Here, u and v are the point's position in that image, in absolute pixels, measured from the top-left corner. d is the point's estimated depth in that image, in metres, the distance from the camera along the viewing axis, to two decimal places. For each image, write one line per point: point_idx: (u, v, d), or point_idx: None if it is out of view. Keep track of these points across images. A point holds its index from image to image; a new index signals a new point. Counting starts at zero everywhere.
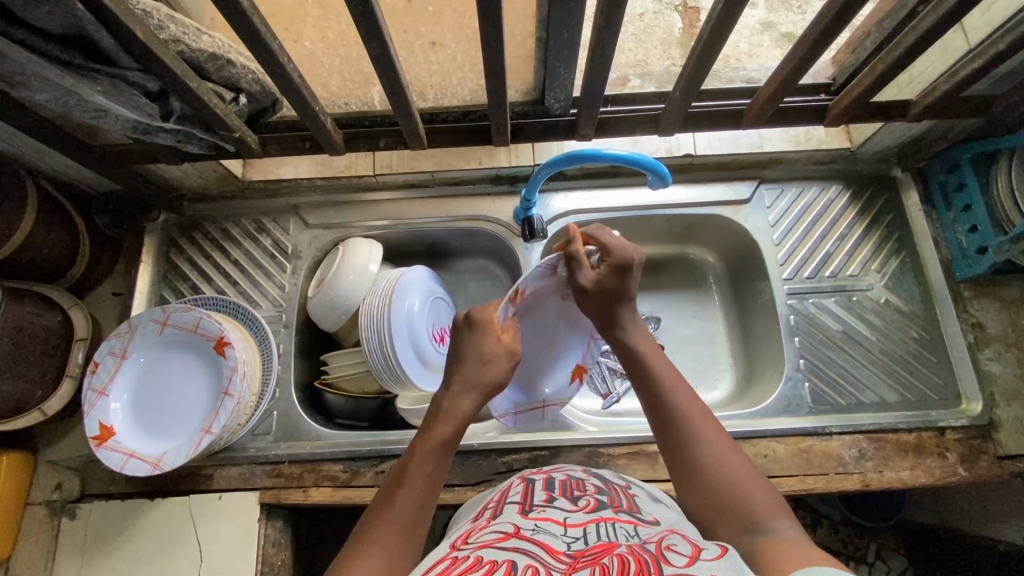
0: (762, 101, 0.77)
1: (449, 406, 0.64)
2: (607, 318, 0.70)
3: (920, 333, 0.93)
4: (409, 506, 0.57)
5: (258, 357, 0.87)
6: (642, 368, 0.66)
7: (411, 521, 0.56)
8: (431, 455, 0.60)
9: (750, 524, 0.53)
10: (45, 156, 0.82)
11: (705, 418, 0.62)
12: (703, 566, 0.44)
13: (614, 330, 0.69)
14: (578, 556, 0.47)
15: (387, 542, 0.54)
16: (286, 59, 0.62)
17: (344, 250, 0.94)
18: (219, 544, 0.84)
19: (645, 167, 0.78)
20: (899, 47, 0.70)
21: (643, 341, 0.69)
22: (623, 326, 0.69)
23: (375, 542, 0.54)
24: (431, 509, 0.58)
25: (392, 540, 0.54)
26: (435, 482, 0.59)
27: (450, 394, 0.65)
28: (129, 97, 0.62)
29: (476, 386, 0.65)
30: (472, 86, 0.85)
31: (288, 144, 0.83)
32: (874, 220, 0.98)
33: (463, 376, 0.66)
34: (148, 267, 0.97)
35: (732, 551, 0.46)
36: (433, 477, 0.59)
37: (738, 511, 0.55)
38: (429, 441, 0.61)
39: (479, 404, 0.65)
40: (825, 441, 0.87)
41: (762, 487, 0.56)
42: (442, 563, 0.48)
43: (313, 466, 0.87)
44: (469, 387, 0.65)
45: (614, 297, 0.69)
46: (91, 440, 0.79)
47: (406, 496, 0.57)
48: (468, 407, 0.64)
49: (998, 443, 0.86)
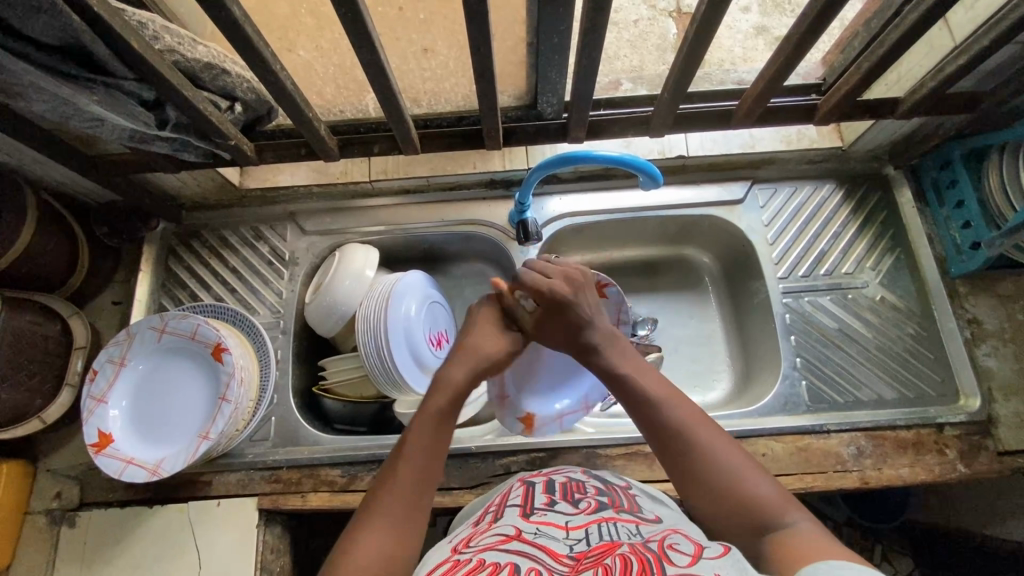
0: (751, 99, 0.78)
1: (444, 377, 0.65)
2: (578, 350, 0.69)
3: (916, 330, 0.93)
4: (412, 475, 0.57)
5: (257, 363, 0.88)
6: (622, 388, 0.65)
7: (414, 490, 0.57)
8: (429, 424, 0.61)
9: (765, 522, 0.53)
10: (44, 166, 0.84)
11: (699, 422, 0.61)
12: (706, 565, 0.44)
13: (593, 359, 0.68)
14: (580, 558, 0.47)
15: (393, 513, 0.55)
16: (279, 68, 0.63)
17: (341, 256, 0.95)
18: (218, 551, 0.84)
19: (636, 168, 0.79)
20: (884, 45, 0.71)
21: (619, 359, 0.67)
22: (594, 349, 0.68)
23: (382, 515, 0.54)
24: (436, 474, 0.59)
25: (398, 510, 0.55)
26: (435, 449, 0.60)
27: (448, 364, 0.67)
28: (125, 106, 0.63)
29: (471, 360, 0.67)
30: (464, 92, 0.87)
31: (284, 151, 0.84)
32: (867, 217, 0.99)
33: (460, 352, 0.68)
34: (147, 276, 0.98)
35: (734, 551, 0.46)
36: (433, 444, 0.60)
37: (751, 510, 0.55)
38: (425, 412, 0.62)
39: (472, 375, 0.66)
40: (823, 439, 0.86)
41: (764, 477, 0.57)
42: (444, 567, 0.48)
43: (312, 471, 0.87)
44: (463, 359, 0.67)
45: (571, 331, 0.68)
46: (90, 448, 0.79)
47: (408, 465, 0.58)
48: (460, 378, 0.65)
49: (998, 438, 0.85)
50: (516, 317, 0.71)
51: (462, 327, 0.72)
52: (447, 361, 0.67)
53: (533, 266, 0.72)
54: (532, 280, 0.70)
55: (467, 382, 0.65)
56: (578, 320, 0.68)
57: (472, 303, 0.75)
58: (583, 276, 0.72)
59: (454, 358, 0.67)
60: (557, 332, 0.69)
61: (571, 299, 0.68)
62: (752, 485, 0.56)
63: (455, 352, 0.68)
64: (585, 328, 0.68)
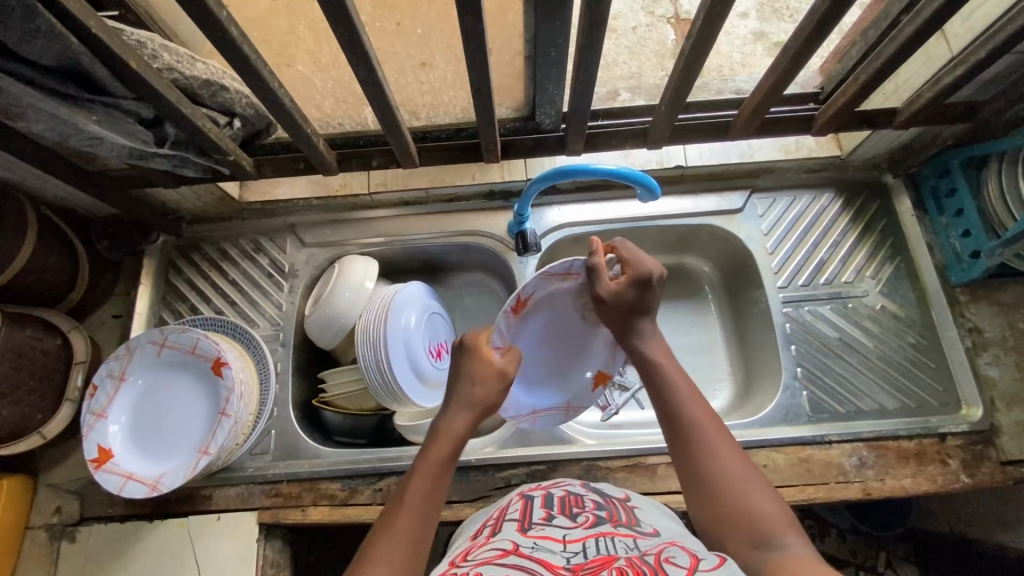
0: (748, 112, 0.78)
1: (446, 425, 0.66)
2: (625, 330, 0.71)
3: (917, 339, 0.92)
4: (411, 522, 0.57)
5: (256, 377, 0.88)
6: (655, 378, 0.67)
7: (414, 537, 0.57)
8: (432, 473, 0.61)
9: (762, 537, 0.53)
10: (44, 181, 0.84)
11: (715, 429, 0.61)
12: None
13: (635, 341, 0.71)
14: (577, 570, 0.47)
15: (393, 558, 0.54)
16: (277, 85, 0.64)
17: (340, 268, 0.95)
18: (218, 566, 0.83)
19: (633, 181, 0.79)
20: (880, 57, 0.71)
21: (660, 349, 0.70)
22: (640, 333, 0.71)
23: (380, 562, 0.54)
24: (431, 528, 0.59)
25: (394, 558, 0.54)
26: (434, 502, 0.60)
27: (446, 414, 0.67)
28: (124, 125, 0.63)
29: (470, 407, 0.67)
30: (463, 104, 0.87)
31: (283, 165, 0.84)
32: (867, 226, 0.99)
33: (458, 399, 0.67)
34: (147, 289, 0.98)
35: (730, 561, 0.47)
36: (434, 493, 0.60)
37: (750, 523, 0.54)
38: (427, 460, 0.63)
39: (471, 426, 0.67)
40: (825, 450, 0.86)
41: (770, 498, 0.56)
42: None
43: (311, 485, 0.87)
44: (462, 408, 0.67)
45: (631, 310, 0.71)
46: (90, 463, 0.79)
47: (409, 513, 0.58)
48: (462, 429, 0.66)
49: (1000, 448, 0.85)
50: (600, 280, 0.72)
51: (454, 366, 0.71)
52: (445, 408, 0.67)
53: (628, 243, 0.73)
54: (631, 257, 0.71)
55: (468, 428, 0.66)
56: (645, 305, 0.70)
57: (465, 337, 0.73)
58: (658, 270, 0.71)
59: (452, 405, 0.67)
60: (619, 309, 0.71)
61: (652, 282, 0.70)
62: (756, 501, 0.55)
63: (454, 400, 0.68)
64: (641, 314, 0.71)
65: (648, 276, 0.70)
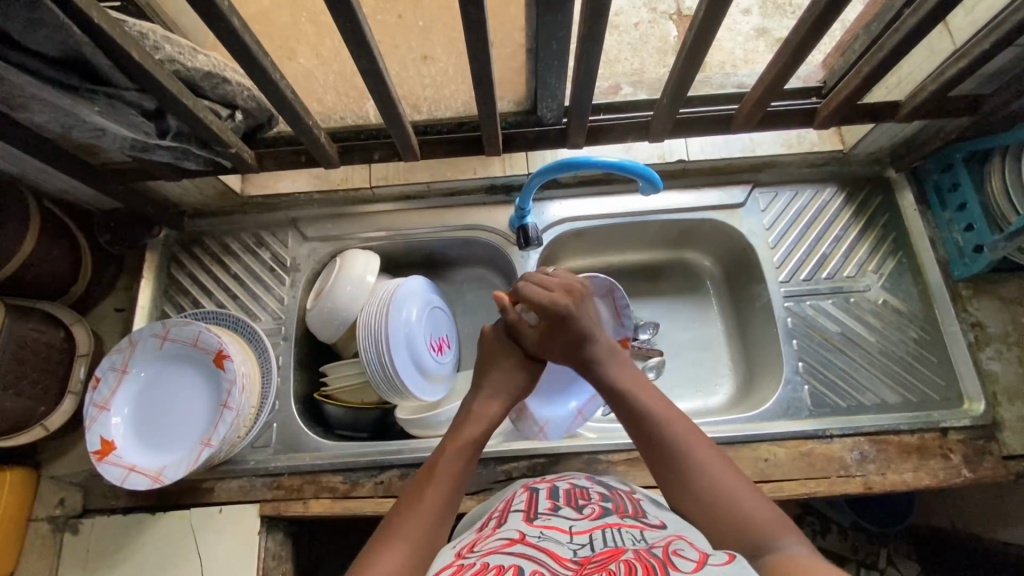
0: (750, 104, 0.78)
1: (479, 409, 0.70)
2: (600, 346, 0.73)
3: (919, 334, 0.92)
4: (436, 498, 0.58)
5: (258, 370, 0.88)
6: (626, 404, 0.66)
7: (438, 513, 0.57)
8: (462, 453, 0.63)
9: (758, 542, 0.52)
10: (45, 174, 0.84)
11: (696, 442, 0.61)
12: (711, 570, 0.44)
13: (609, 357, 0.72)
14: (584, 564, 0.47)
15: (416, 533, 0.54)
16: (278, 76, 0.64)
17: (341, 262, 0.95)
18: (220, 557, 0.84)
19: (635, 173, 0.79)
20: (882, 50, 0.70)
21: (621, 370, 0.70)
22: (627, 339, 0.73)
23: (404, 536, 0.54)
24: (455, 508, 0.59)
25: (418, 533, 0.54)
26: (461, 482, 0.61)
27: (481, 398, 0.71)
28: (125, 116, 0.63)
29: (503, 391, 0.72)
30: (465, 98, 0.88)
31: (284, 159, 0.84)
32: (869, 220, 0.98)
33: (490, 384, 0.72)
34: (148, 283, 0.98)
35: (740, 559, 0.46)
36: (461, 473, 0.61)
37: (745, 528, 0.54)
38: (457, 441, 0.65)
39: (504, 410, 0.71)
40: (826, 444, 0.86)
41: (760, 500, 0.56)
42: (448, 571, 0.48)
43: (313, 477, 0.88)
44: (492, 393, 0.72)
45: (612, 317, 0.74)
46: (92, 455, 0.79)
47: (436, 488, 0.59)
48: (493, 413, 0.69)
49: (1002, 443, 0.85)
50: (528, 321, 0.76)
51: (488, 355, 0.76)
52: (479, 393, 0.72)
53: (535, 274, 0.78)
54: (534, 287, 0.75)
55: (501, 412, 0.70)
56: (588, 334, 0.71)
57: (499, 323, 0.78)
58: None
59: (486, 390, 0.72)
60: (568, 344, 0.72)
61: None
62: (746, 507, 0.55)
63: (487, 384, 0.73)
64: None
65: None
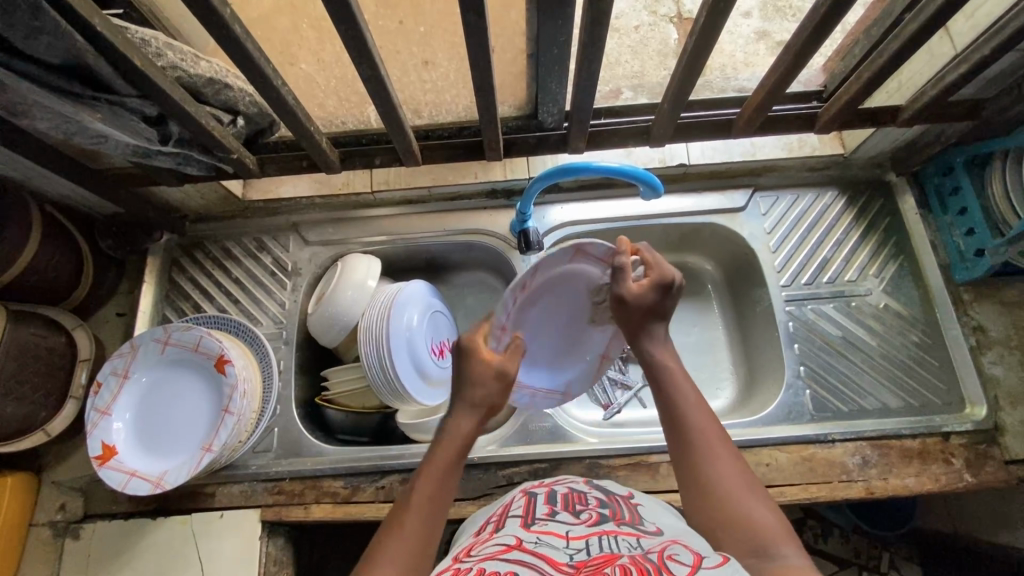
0: (751, 109, 0.78)
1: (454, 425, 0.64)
2: (637, 332, 0.70)
3: (921, 338, 0.92)
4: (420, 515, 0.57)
5: (259, 375, 0.88)
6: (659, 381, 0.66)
7: (422, 534, 0.55)
8: (440, 473, 0.60)
9: (758, 544, 0.52)
10: (47, 180, 0.84)
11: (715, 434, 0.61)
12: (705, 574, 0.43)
13: (644, 342, 0.69)
14: (580, 567, 0.47)
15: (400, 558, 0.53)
16: (280, 83, 0.64)
17: (342, 267, 0.95)
18: (221, 563, 0.84)
19: (636, 179, 0.79)
20: (883, 56, 0.70)
21: (664, 352, 0.68)
22: (653, 337, 0.69)
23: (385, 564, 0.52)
24: (439, 529, 0.57)
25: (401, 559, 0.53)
26: (442, 502, 0.58)
27: (454, 413, 0.65)
28: (128, 123, 0.63)
29: (474, 407, 0.65)
30: (466, 103, 0.87)
31: (287, 164, 0.84)
32: (870, 224, 0.98)
33: (461, 398, 0.65)
34: (150, 287, 0.98)
35: (733, 561, 0.46)
36: (441, 494, 0.59)
37: (746, 530, 0.53)
38: (439, 454, 0.62)
39: (478, 424, 0.65)
40: (828, 449, 0.86)
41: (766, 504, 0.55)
42: None
43: (315, 482, 0.88)
44: (466, 407, 0.65)
45: (648, 314, 0.69)
46: (93, 461, 0.79)
47: (417, 512, 0.57)
48: (467, 429, 0.64)
49: (1004, 447, 0.85)
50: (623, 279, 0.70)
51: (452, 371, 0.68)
52: (451, 409, 0.65)
53: (650, 249, 0.73)
54: (656, 261, 0.71)
55: (475, 427, 0.64)
56: (661, 307, 0.69)
57: (461, 338, 0.70)
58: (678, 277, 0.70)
59: (457, 405, 0.65)
60: (635, 303, 0.69)
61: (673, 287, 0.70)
62: (751, 507, 0.55)
63: (456, 401, 0.65)
64: (657, 319, 0.70)
65: (670, 282, 0.69)
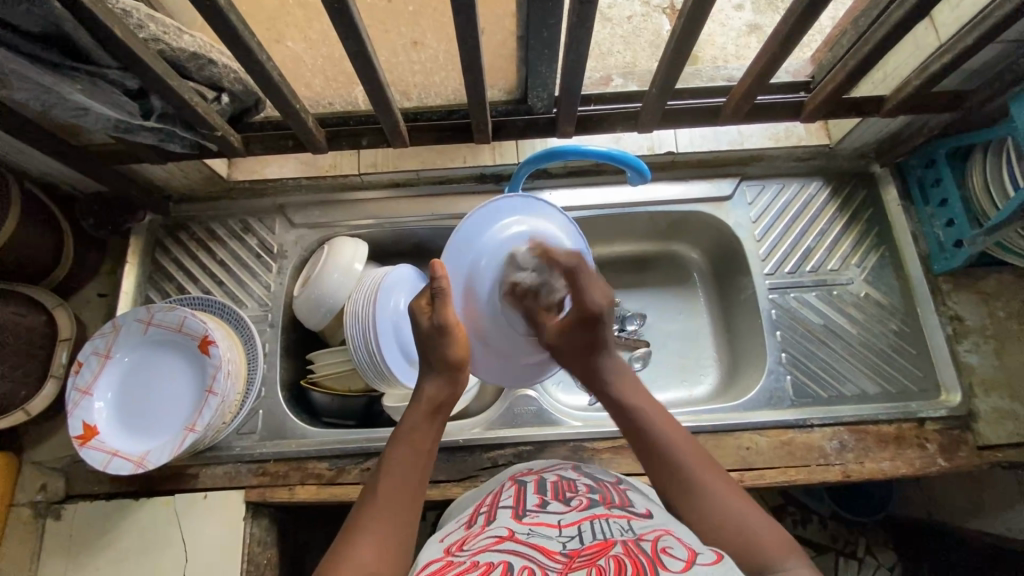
0: (738, 97, 0.78)
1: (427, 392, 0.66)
2: (590, 374, 0.71)
3: (900, 326, 0.94)
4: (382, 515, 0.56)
5: (244, 356, 0.88)
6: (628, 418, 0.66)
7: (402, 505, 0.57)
8: (419, 448, 0.62)
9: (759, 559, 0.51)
10: (26, 155, 0.82)
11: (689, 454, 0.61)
12: (700, 570, 0.44)
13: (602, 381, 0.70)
14: (573, 556, 0.47)
15: (382, 533, 0.54)
16: (264, 57, 0.63)
17: (329, 250, 0.94)
18: (205, 543, 0.84)
19: (625, 164, 0.80)
20: (869, 43, 0.71)
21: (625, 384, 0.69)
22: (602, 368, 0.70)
23: (367, 537, 0.53)
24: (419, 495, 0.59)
25: (386, 535, 0.54)
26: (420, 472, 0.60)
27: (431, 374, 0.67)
28: (109, 95, 0.62)
29: (447, 371, 0.67)
30: (455, 85, 0.88)
31: (271, 143, 0.83)
32: (854, 215, 1.00)
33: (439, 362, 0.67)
34: (133, 268, 0.97)
35: (725, 559, 0.47)
36: (419, 464, 0.61)
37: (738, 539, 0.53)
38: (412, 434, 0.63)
39: (453, 387, 0.67)
40: (807, 433, 0.87)
41: (764, 516, 0.55)
42: (438, 569, 0.48)
43: (300, 463, 0.88)
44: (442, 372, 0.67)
45: (586, 348, 0.70)
46: (75, 440, 0.79)
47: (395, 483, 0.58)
48: (439, 394, 0.66)
49: (977, 433, 0.87)
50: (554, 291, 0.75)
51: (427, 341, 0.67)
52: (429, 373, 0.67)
53: (588, 269, 0.70)
54: (585, 288, 0.70)
55: (445, 393, 0.66)
56: (594, 341, 0.69)
57: (434, 316, 0.67)
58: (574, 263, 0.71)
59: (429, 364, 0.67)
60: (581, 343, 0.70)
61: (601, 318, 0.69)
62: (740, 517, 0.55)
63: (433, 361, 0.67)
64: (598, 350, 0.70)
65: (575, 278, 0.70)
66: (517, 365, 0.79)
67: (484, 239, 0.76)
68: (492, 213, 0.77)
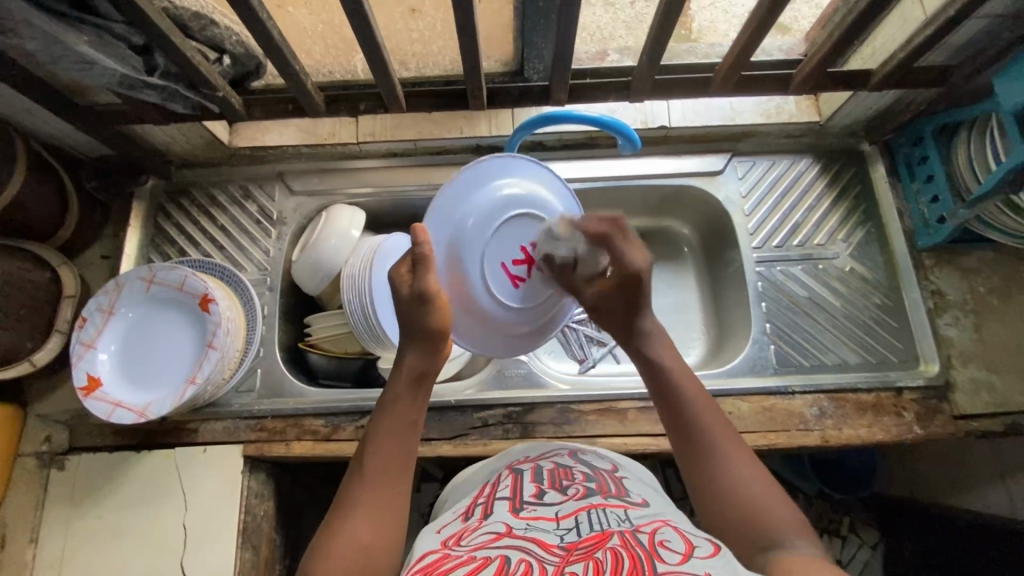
0: (726, 66, 0.80)
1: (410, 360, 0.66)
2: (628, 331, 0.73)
3: (882, 300, 0.96)
4: (372, 484, 0.58)
5: (244, 316, 0.90)
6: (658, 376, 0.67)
7: (390, 475, 0.59)
8: (400, 423, 0.63)
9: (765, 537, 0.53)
10: (33, 115, 0.84)
11: (719, 428, 0.62)
12: (696, 564, 0.45)
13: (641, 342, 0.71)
14: (570, 550, 0.47)
15: (372, 499, 0.57)
16: (266, 16, 0.64)
17: (327, 217, 0.96)
18: (204, 493, 0.87)
19: (614, 130, 0.81)
20: (855, 15, 0.73)
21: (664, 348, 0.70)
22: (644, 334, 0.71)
23: (357, 507, 0.56)
24: (409, 463, 0.61)
25: (376, 504, 0.57)
26: (404, 444, 0.62)
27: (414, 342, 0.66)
28: (114, 48, 0.64)
29: (428, 341, 0.66)
30: (452, 55, 0.90)
31: (272, 107, 0.85)
32: (842, 192, 1.02)
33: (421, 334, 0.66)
34: (136, 231, 0.99)
35: (723, 551, 0.47)
36: (404, 436, 0.62)
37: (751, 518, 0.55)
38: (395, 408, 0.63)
39: (436, 355, 0.67)
40: (788, 400, 0.90)
41: (776, 493, 0.57)
42: (436, 563, 0.47)
43: (296, 421, 0.90)
44: (424, 344, 0.66)
45: (627, 309, 0.72)
46: (79, 391, 0.82)
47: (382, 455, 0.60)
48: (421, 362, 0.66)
49: (953, 403, 0.89)
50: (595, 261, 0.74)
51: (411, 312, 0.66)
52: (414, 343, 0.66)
53: (625, 232, 0.71)
54: (625, 251, 0.71)
55: (427, 363, 0.66)
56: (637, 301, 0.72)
57: (416, 283, 0.66)
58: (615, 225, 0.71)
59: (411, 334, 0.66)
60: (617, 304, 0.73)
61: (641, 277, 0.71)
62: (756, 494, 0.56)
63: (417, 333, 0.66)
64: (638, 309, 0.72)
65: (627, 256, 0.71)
66: (501, 336, 0.77)
67: (474, 198, 0.73)
68: (485, 174, 0.74)
